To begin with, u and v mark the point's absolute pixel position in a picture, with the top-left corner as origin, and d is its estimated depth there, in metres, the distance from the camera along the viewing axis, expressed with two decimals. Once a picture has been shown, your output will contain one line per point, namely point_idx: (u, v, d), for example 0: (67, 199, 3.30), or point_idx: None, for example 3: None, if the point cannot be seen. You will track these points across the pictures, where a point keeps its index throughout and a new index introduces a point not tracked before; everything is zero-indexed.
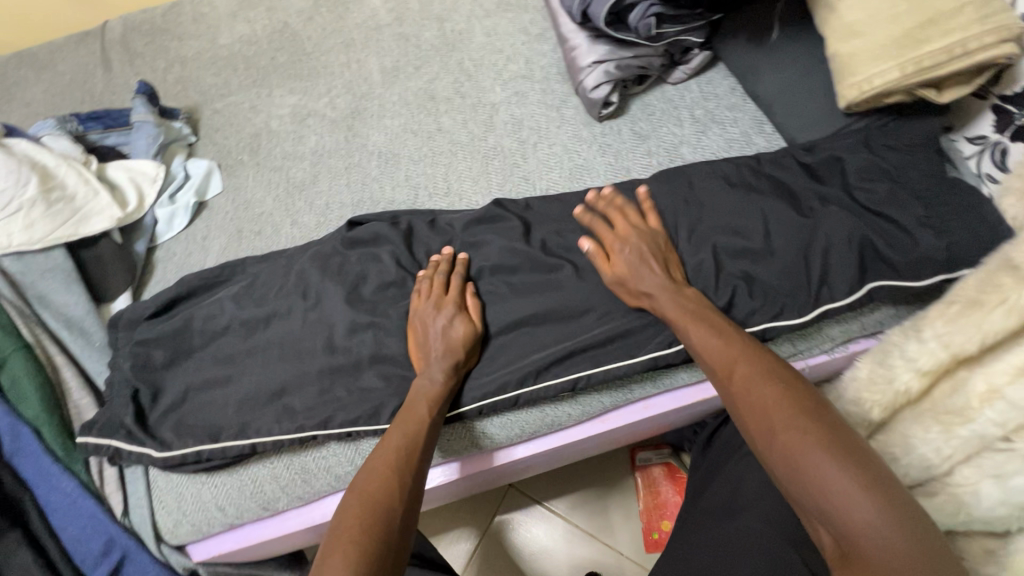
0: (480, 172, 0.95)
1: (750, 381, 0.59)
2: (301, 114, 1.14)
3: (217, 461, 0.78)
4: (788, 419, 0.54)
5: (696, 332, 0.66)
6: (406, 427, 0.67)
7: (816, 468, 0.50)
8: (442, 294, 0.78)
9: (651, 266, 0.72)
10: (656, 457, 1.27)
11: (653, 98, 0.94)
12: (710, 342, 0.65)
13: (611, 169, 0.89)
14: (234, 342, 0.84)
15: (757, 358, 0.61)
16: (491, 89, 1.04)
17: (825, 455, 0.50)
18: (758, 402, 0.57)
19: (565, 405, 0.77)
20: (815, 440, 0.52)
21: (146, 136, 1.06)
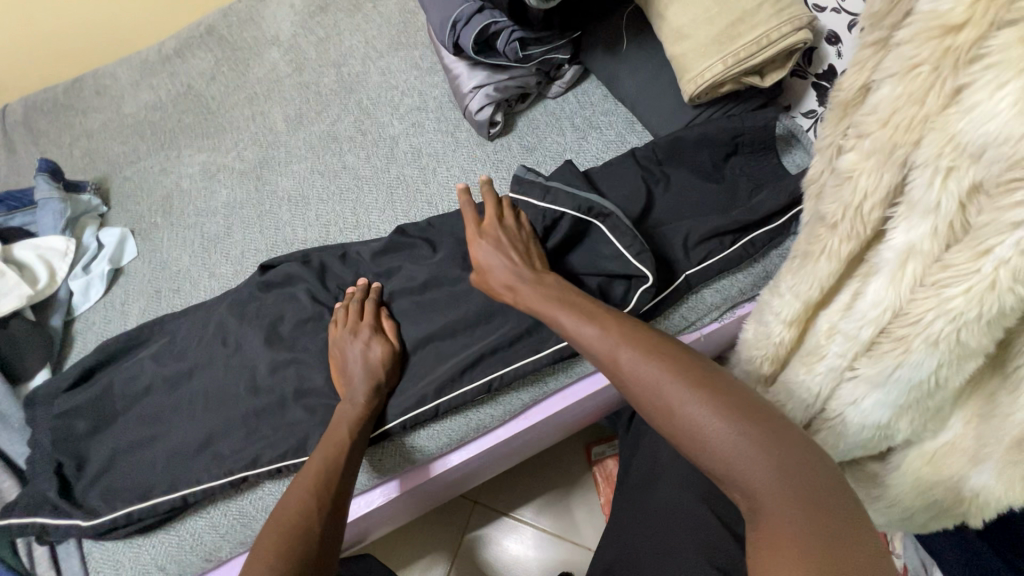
0: (386, 201, 1.00)
1: (636, 358, 0.58)
2: (211, 170, 1.17)
3: (151, 520, 0.78)
4: (684, 400, 0.52)
5: (573, 325, 0.66)
6: (326, 452, 0.70)
7: (719, 448, 0.49)
8: (358, 319, 0.81)
9: (509, 257, 0.76)
10: (609, 449, 1.31)
11: (536, 113, 1.02)
12: (586, 332, 0.64)
13: (505, 183, 0.96)
14: (159, 400, 0.85)
15: (625, 335, 0.61)
16: (390, 123, 1.10)
17: (718, 426, 0.50)
18: (648, 378, 0.56)
19: (487, 408, 0.81)
20: (717, 417, 0.50)
21: (52, 212, 1.07)
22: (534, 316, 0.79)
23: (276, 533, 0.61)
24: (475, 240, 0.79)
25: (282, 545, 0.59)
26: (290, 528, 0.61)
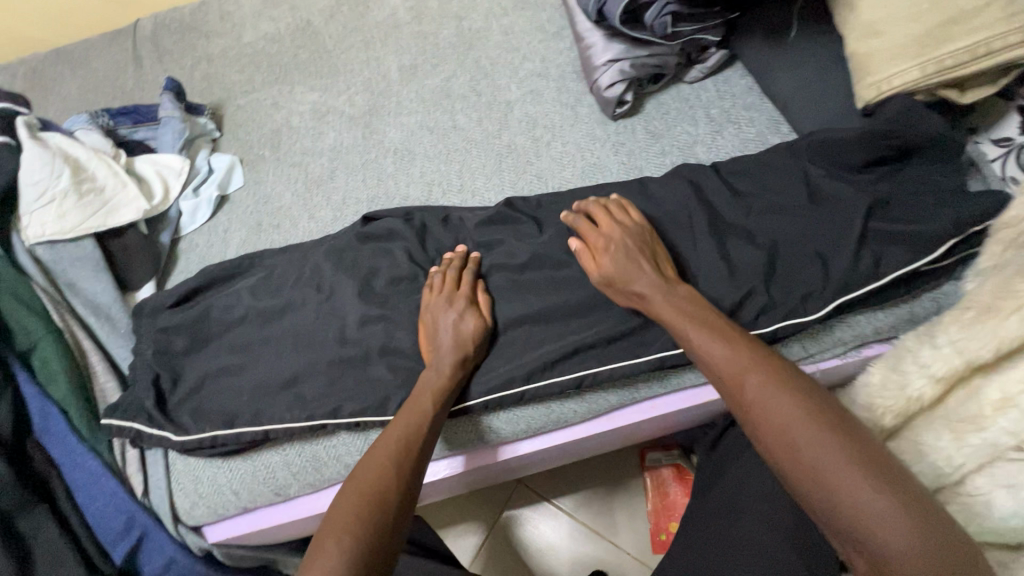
0: (493, 168, 0.96)
1: (767, 395, 0.56)
2: (321, 111, 1.16)
3: (232, 447, 0.81)
4: (816, 444, 0.51)
5: (697, 341, 0.63)
6: (404, 426, 0.68)
7: (849, 493, 0.49)
8: (454, 288, 0.78)
9: (641, 262, 0.71)
10: (665, 458, 1.26)
11: (668, 97, 0.93)
12: (715, 352, 0.61)
13: (623, 168, 0.89)
14: (251, 332, 0.87)
15: (762, 365, 0.58)
16: (507, 87, 1.05)
17: (854, 475, 0.49)
18: (772, 417, 0.55)
19: (571, 403, 0.77)
20: (853, 469, 0.49)
21: (173, 131, 1.10)
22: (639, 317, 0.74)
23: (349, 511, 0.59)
24: (598, 253, 0.74)
25: (358, 527, 0.58)
26: (365, 508, 0.59)
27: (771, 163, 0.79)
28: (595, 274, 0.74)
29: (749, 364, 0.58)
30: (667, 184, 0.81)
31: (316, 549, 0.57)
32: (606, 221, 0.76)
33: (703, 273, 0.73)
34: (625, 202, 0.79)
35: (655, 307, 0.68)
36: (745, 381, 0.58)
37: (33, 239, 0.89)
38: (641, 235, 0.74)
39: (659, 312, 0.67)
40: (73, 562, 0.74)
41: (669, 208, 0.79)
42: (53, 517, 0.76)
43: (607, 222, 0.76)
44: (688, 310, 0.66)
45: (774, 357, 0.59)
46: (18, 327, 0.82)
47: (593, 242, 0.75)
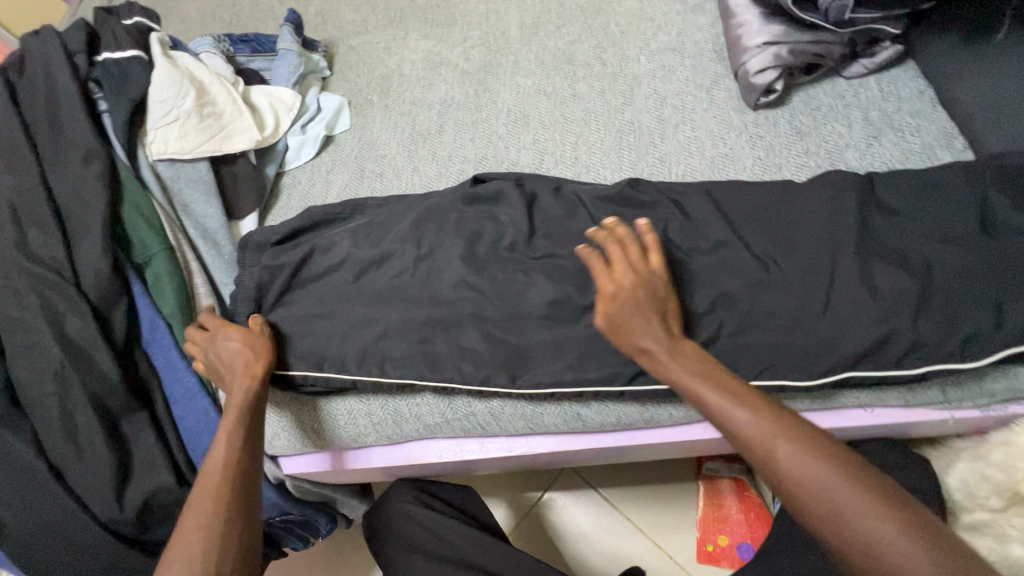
0: (612, 145, 0.90)
1: (803, 456, 0.52)
2: (433, 61, 1.12)
3: (319, 388, 0.82)
4: (860, 508, 0.49)
5: (720, 405, 0.57)
6: (239, 427, 0.71)
7: (880, 538, 0.48)
8: (606, 270, 0.67)
9: (650, 317, 0.63)
10: (726, 470, 1.18)
11: (821, 92, 0.84)
12: (738, 417, 0.56)
13: (759, 163, 0.82)
14: (345, 277, 0.85)
15: (781, 425, 0.54)
16: (636, 59, 0.98)
17: (880, 519, 0.48)
18: (807, 487, 0.51)
19: (668, 407, 0.74)
20: (887, 517, 0.49)
21: (288, 64, 1.09)
22: (765, 329, 0.68)
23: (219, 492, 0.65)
24: (611, 299, 0.65)
25: (224, 513, 0.63)
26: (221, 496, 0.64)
27: (943, 181, 0.69)
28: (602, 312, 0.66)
29: (778, 428, 0.54)
30: (814, 187, 0.73)
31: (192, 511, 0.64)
32: (620, 265, 0.66)
33: (847, 293, 0.66)
34: (652, 237, 0.68)
35: (663, 369, 0.62)
36: (773, 447, 0.53)
37: (156, 155, 0.92)
38: (653, 286, 0.65)
39: (667, 373, 0.61)
40: (166, 471, 0.78)
41: (814, 214, 0.71)
42: (151, 424, 0.80)
43: (628, 264, 0.66)
44: (699, 368, 0.60)
45: (777, 408, 0.56)
46: (136, 238, 0.85)
47: (603, 288, 0.66)
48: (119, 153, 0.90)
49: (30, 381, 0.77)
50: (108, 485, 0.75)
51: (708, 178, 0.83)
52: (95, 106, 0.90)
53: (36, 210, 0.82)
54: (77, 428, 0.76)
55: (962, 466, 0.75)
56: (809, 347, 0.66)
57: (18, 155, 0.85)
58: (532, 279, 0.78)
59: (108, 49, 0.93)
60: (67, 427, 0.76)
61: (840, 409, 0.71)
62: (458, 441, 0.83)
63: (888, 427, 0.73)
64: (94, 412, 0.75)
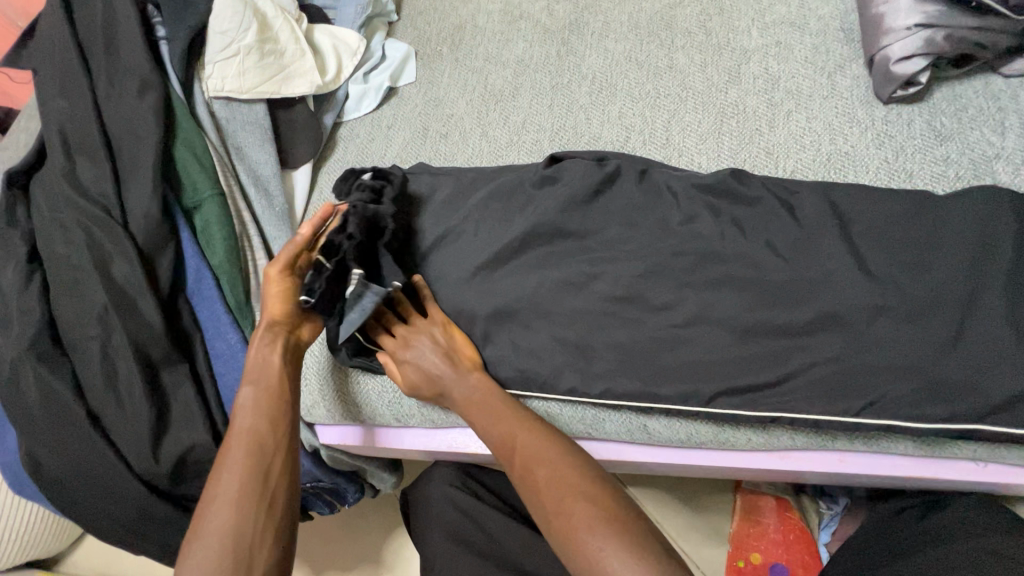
0: (711, 128, 0.80)
1: (532, 462, 0.58)
2: (512, 14, 1.02)
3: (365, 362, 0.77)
4: (556, 484, 0.55)
5: (476, 415, 0.66)
6: (261, 391, 0.64)
7: (588, 542, 0.50)
8: (391, 337, 0.72)
9: (434, 363, 0.69)
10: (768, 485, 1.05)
11: (971, 89, 0.72)
12: (486, 423, 0.64)
13: (885, 167, 0.71)
14: (403, 247, 0.79)
15: (528, 427, 0.62)
16: (746, 32, 0.86)
17: (597, 531, 0.50)
18: (535, 476, 0.57)
19: (746, 429, 0.66)
20: (585, 496, 0.54)
21: (354, 5, 1.02)
22: (882, 362, 0.59)
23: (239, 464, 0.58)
24: (397, 360, 0.71)
25: (243, 487, 0.56)
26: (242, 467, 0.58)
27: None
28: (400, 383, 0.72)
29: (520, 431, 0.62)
30: (957, 204, 0.63)
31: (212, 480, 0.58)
32: (402, 330, 0.72)
33: (983, 332, 0.57)
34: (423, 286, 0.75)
35: (458, 406, 0.68)
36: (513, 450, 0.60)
37: (213, 91, 0.85)
38: (437, 337, 0.72)
39: (476, 415, 0.65)
40: (203, 429, 0.74)
41: (955, 237, 0.61)
42: (191, 378, 0.76)
43: (401, 332, 0.72)
44: (467, 389, 0.68)
45: (535, 422, 0.63)
46: (187, 180, 0.80)
47: (393, 350, 0.72)
48: (172, 82, 0.82)
49: (72, 321, 0.74)
50: (145, 437, 0.72)
51: (821, 178, 0.73)
52: (153, 31, 0.84)
53: (86, 139, 0.77)
54: (118, 374, 0.73)
55: None
56: (930, 390, 0.57)
57: (71, 79, 0.79)
58: (610, 270, 0.70)
59: None
60: (107, 373, 0.73)
61: (947, 458, 0.63)
62: None
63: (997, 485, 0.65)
64: (135, 361, 0.72)
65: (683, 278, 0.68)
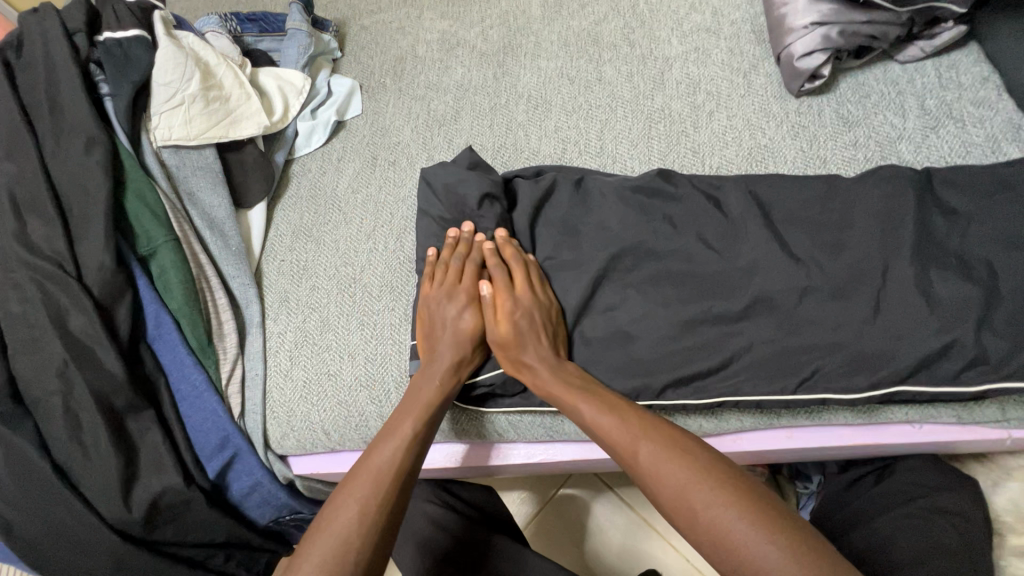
0: (641, 134, 0.85)
1: (660, 459, 0.53)
2: (450, 42, 1.06)
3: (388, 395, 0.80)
4: (692, 478, 0.50)
5: (592, 415, 0.60)
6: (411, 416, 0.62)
7: (746, 547, 0.45)
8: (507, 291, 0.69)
9: (540, 337, 0.66)
10: (749, 473, 1.05)
11: (871, 77, 0.78)
12: (604, 422, 0.59)
13: (801, 156, 0.76)
14: (394, 276, 0.87)
15: (651, 428, 0.56)
16: (667, 41, 0.91)
17: (758, 534, 0.45)
18: (669, 472, 0.51)
19: (697, 417, 0.69)
20: (723, 495, 0.48)
21: (298, 44, 1.03)
22: (811, 340, 0.62)
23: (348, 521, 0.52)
24: (501, 314, 0.67)
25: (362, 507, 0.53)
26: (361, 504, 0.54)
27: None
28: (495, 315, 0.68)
29: (638, 430, 0.56)
30: (863, 185, 0.68)
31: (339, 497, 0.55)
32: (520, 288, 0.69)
33: (897, 301, 0.61)
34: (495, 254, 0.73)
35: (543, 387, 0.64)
36: (635, 451, 0.55)
37: (160, 141, 0.87)
38: (540, 304, 0.69)
39: (552, 392, 0.64)
40: (174, 471, 0.75)
41: (864, 215, 0.66)
42: (157, 423, 0.77)
43: (512, 293, 0.69)
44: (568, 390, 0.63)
45: (650, 418, 0.58)
46: (140, 229, 0.82)
47: (501, 304, 0.68)
48: (119, 136, 0.85)
49: (33, 378, 0.74)
50: (115, 486, 0.73)
51: (744, 171, 0.77)
52: (96, 89, 0.86)
53: (35, 199, 0.79)
54: (83, 427, 0.73)
55: (1014, 486, 0.71)
56: (857, 359, 0.61)
57: (17, 141, 0.81)
58: (556, 278, 0.73)
59: (110, 28, 0.89)
60: (72, 426, 0.73)
61: (885, 424, 0.67)
62: (474, 447, 0.81)
63: (937, 445, 0.68)
64: (99, 411, 0.73)
65: (622, 279, 0.71)
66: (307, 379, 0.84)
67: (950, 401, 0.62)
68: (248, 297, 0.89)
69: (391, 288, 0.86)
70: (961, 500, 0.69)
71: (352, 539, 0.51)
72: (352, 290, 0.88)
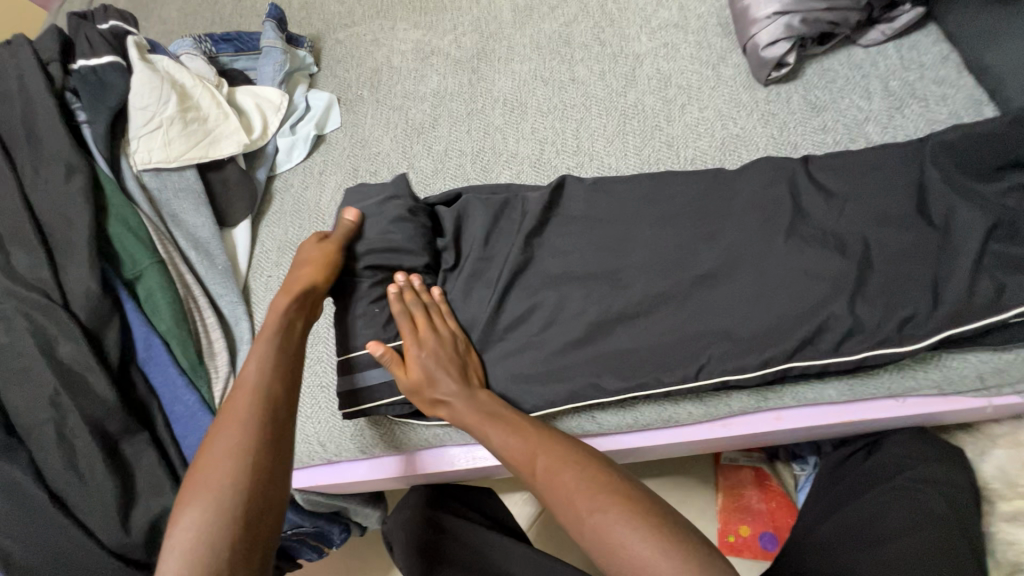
0: (615, 131, 0.86)
1: (555, 472, 0.55)
2: (424, 51, 1.07)
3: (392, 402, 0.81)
4: (584, 488, 0.53)
5: (497, 437, 0.60)
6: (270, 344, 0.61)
7: (628, 550, 0.49)
8: (413, 332, 0.68)
9: (439, 371, 0.65)
10: (746, 459, 1.05)
11: (836, 62, 0.79)
12: (508, 443, 0.59)
13: (773, 143, 0.77)
14: None
15: (549, 446, 0.58)
16: (636, 38, 0.93)
17: (638, 537, 0.49)
18: (566, 485, 0.54)
19: (686, 404, 0.70)
20: (611, 503, 0.51)
21: (274, 62, 1.03)
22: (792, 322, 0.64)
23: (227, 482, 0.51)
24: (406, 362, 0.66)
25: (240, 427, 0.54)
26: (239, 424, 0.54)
27: (991, 135, 0.62)
28: (399, 373, 0.66)
29: (536, 447, 0.58)
30: (834, 166, 0.69)
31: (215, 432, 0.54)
32: (425, 329, 0.67)
33: (872, 278, 0.62)
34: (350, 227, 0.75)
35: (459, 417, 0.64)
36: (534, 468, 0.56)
37: (141, 164, 0.88)
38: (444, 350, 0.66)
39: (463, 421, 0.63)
40: (171, 492, 0.76)
41: (835, 197, 0.67)
42: (153, 446, 0.77)
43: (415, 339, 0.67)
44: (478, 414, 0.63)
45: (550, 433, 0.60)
46: (124, 254, 0.82)
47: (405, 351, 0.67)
48: (99, 162, 0.85)
49: (23, 408, 0.74)
50: (111, 512, 0.73)
51: (718, 161, 0.79)
52: (74, 117, 0.86)
53: (17, 229, 0.79)
54: (76, 455, 0.73)
55: (998, 453, 0.71)
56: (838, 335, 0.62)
57: None
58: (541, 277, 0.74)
59: (83, 56, 0.89)
60: (66, 453, 0.73)
61: (870, 399, 0.68)
62: (470, 448, 0.81)
63: (923, 418, 0.69)
64: (92, 438, 0.73)
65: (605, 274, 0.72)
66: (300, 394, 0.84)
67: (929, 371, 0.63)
68: (237, 315, 0.89)
69: None
70: (947, 469, 0.70)
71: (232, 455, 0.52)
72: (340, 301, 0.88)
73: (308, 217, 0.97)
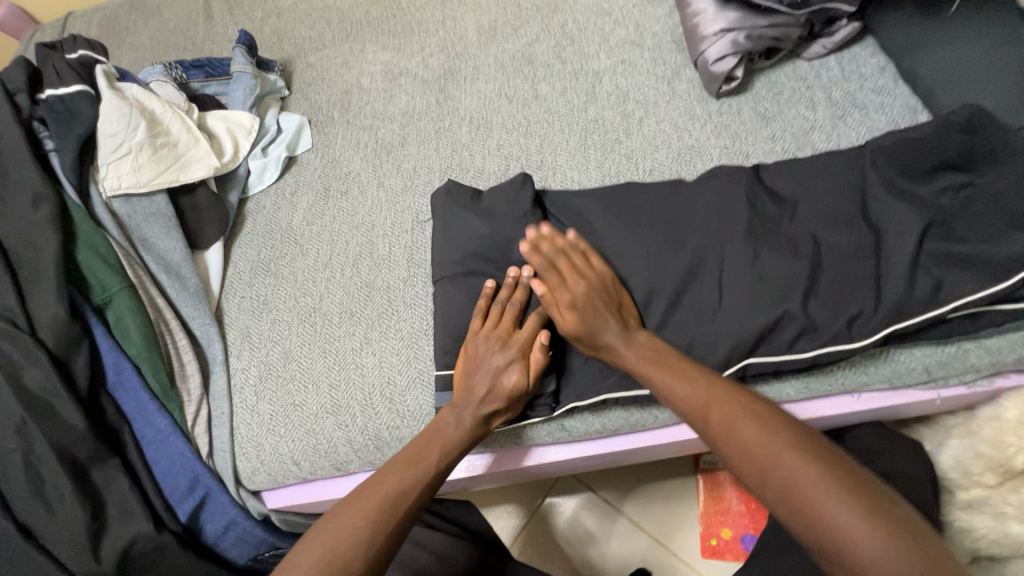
0: (578, 145, 0.89)
1: (734, 423, 0.55)
2: (393, 72, 1.09)
3: (361, 420, 0.81)
4: (804, 462, 0.50)
5: (661, 377, 0.61)
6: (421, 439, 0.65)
7: (827, 520, 0.47)
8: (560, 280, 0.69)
9: (607, 316, 0.66)
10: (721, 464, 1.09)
11: (783, 75, 0.83)
12: (680, 388, 0.59)
13: (726, 153, 0.81)
14: (357, 301, 0.89)
15: (726, 399, 0.57)
16: (595, 56, 0.96)
17: (873, 531, 0.46)
18: (742, 443, 0.53)
19: (653, 409, 0.73)
20: (820, 477, 0.49)
21: (244, 87, 1.05)
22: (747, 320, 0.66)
23: (377, 503, 0.59)
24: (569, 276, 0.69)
25: (364, 515, 0.58)
26: (370, 509, 0.58)
27: (924, 139, 0.66)
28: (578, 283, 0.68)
29: (716, 392, 0.57)
30: (781, 174, 0.72)
31: (340, 511, 0.59)
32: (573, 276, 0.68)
33: (820, 279, 0.65)
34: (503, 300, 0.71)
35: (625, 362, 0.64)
36: (713, 416, 0.56)
37: (110, 191, 0.88)
38: (497, 392, 0.66)
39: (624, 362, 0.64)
40: (144, 518, 0.75)
41: (783, 202, 0.70)
42: (124, 471, 0.77)
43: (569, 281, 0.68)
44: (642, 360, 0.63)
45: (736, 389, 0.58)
46: (93, 279, 0.82)
47: (559, 298, 0.68)
48: (67, 190, 0.86)
49: None
50: (82, 539, 0.72)
51: (675, 171, 0.82)
52: (41, 146, 0.87)
53: None
54: (45, 483, 0.73)
55: (954, 444, 0.73)
56: (792, 331, 0.64)
57: None
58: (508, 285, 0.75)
59: (51, 85, 0.90)
60: (34, 482, 0.73)
61: (825, 395, 0.70)
62: None
63: (878, 412, 0.72)
64: (60, 465, 0.72)
65: None
66: (274, 413, 0.84)
67: (876, 364, 0.66)
68: (209, 337, 0.89)
69: (351, 314, 0.88)
70: (904, 461, 0.73)
71: (342, 542, 0.56)
72: (312, 320, 0.89)
73: (279, 237, 0.98)
